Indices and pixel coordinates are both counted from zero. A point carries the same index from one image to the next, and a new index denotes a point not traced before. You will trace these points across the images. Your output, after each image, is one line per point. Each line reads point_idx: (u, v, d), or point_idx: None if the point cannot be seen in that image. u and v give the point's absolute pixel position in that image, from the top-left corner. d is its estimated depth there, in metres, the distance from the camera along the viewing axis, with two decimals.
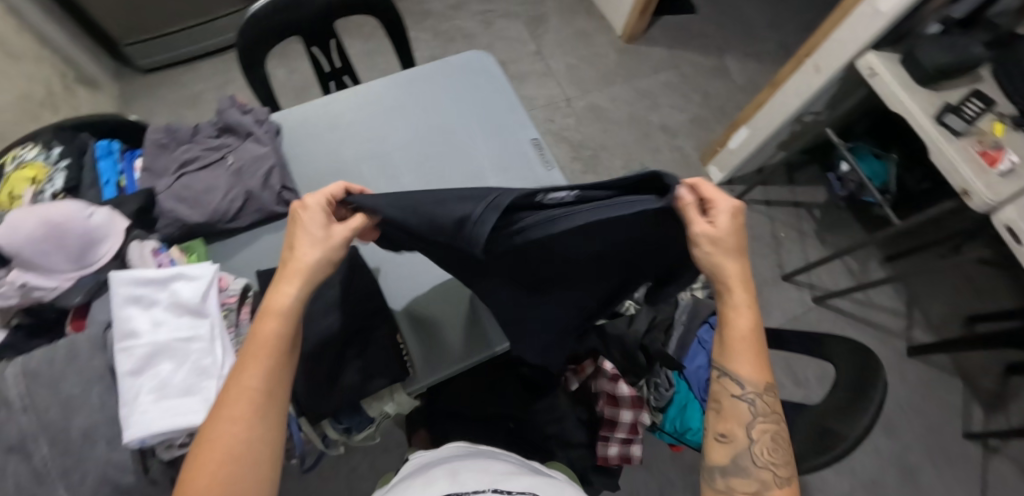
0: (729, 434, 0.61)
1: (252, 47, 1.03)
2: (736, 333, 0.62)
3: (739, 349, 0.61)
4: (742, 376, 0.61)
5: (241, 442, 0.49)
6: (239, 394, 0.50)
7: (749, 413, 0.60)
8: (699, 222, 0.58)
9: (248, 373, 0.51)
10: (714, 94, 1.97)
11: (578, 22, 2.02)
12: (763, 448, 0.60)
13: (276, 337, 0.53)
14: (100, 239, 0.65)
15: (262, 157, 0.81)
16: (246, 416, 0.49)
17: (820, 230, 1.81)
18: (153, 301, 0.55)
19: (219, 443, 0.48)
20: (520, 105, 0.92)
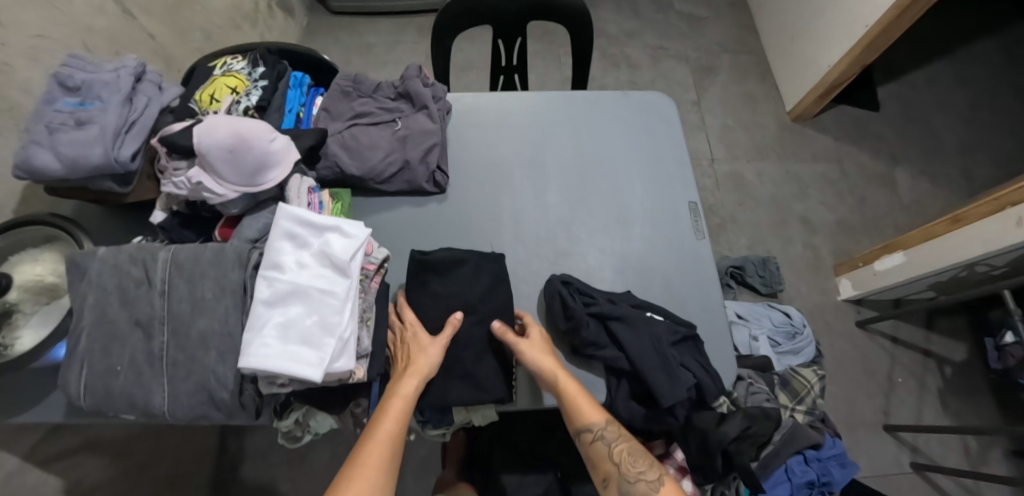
0: (606, 476, 0.70)
1: (445, 17, 1.05)
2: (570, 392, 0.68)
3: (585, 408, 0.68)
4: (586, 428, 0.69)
5: (395, 439, 0.63)
6: (397, 397, 0.65)
7: (606, 450, 0.69)
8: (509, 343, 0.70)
9: (405, 382, 0.65)
10: (872, 203, 1.79)
11: (749, 84, 1.91)
12: (630, 464, 0.69)
13: (428, 358, 0.67)
14: (273, 164, 0.67)
15: (429, 133, 0.82)
16: (383, 442, 0.62)
17: (944, 391, 1.60)
18: (306, 244, 0.57)
19: (382, 431, 0.62)
20: (688, 162, 0.88)
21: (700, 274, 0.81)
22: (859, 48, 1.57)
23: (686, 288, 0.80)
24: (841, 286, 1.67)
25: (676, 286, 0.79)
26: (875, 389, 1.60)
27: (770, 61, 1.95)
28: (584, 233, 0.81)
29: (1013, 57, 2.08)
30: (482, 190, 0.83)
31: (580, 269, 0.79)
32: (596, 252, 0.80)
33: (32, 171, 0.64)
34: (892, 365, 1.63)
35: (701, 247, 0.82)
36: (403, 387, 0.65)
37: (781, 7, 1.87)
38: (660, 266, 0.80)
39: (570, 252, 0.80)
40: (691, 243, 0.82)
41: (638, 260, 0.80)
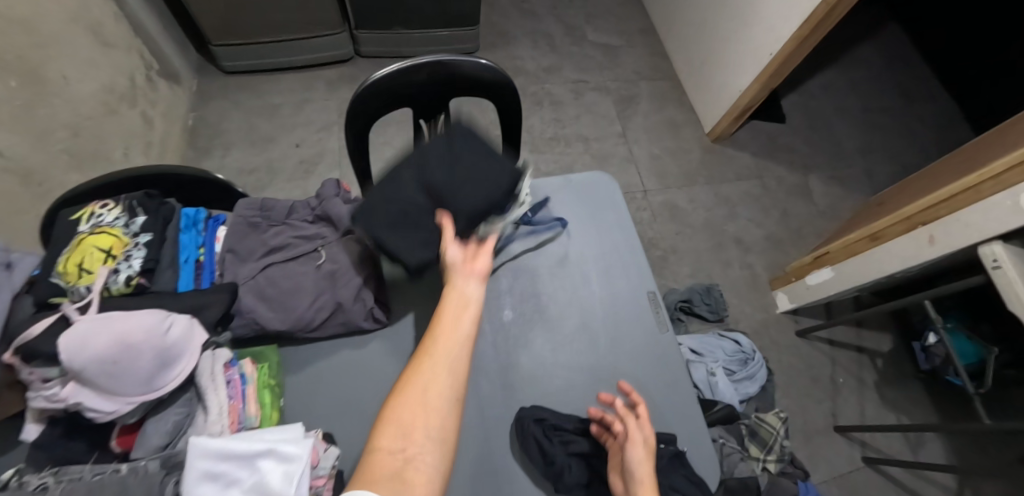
0: None
1: (367, 96, 0.92)
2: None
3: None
4: None
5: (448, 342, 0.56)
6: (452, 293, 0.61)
7: None
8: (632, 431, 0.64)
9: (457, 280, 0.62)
10: (794, 214, 1.88)
11: (668, 110, 1.94)
12: None
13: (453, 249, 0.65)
14: (175, 357, 0.56)
15: (360, 263, 0.72)
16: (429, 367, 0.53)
17: (880, 384, 1.70)
18: (234, 481, 0.46)
19: (442, 338, 0.55)
20: (641, 247, 0.84)
21: (669, 372, 0.77)
22: (768, 78, 1.63)
23: (659, 391, 0.75)
24: (778, 300, 1.73)
25: (649, 391, 0.75)
26: (822, 395, 1.67)
27: (684, 85, 1.99)
28: (547, 349, 0.75)
29: (889, 59, 2.27)
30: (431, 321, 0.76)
31: (550, 393, 0.73)
32: (563, 368, 0.74)
33: None
34: (833, 368, 1.71)
35: (667, 340, 0.79)
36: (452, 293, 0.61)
37: (689, 34, 1.92)
38: (631, 371, 0.76)
39: (535, 375, 0.73)
40: (658, 339, 0.78)
41: (606, 369, 0.75)
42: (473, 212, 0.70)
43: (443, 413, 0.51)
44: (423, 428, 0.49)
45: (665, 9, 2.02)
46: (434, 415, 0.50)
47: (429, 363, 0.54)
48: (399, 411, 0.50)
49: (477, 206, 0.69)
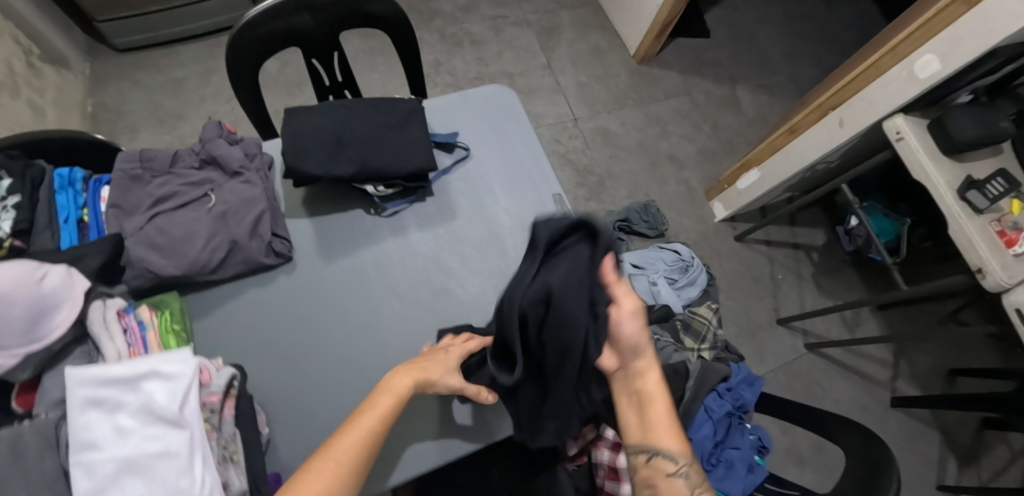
0: None
1: (245, 33, 0.90)
2: (650, 398, 0.70)
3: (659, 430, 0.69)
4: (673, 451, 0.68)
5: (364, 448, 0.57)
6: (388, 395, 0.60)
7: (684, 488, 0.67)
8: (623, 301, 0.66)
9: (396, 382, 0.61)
10: (724, 125, 1.91)
11: (592, 36, 1.92)
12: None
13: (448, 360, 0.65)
14: (54, 306, 0.55)
15: (252, 201, 0.72)
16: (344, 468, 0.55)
17: (817, 275, 1.79)
18: (119, 405, 0.46)
19: (358, 431, 0.57)
20: (542, 153, 0.85)
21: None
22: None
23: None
24: (715, 210, 1.78)
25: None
26: (764, 292, 1.75)
27: (605, 9, 1.97)
28: (457, 262, 0.76)
29: None
30: (342, 253, 0.75)
31: (462, 304, 0.74)
32: (475, 277, 0.76)
33: None
34: (772, 267, 1.79)
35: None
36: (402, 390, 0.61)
37: None
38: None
39: (447, 288, 0.75)
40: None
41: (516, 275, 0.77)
42: (376, 168, 0.73)
43: None
44: None
45: None
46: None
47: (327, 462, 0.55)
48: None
49: (381, 162, 0.73)
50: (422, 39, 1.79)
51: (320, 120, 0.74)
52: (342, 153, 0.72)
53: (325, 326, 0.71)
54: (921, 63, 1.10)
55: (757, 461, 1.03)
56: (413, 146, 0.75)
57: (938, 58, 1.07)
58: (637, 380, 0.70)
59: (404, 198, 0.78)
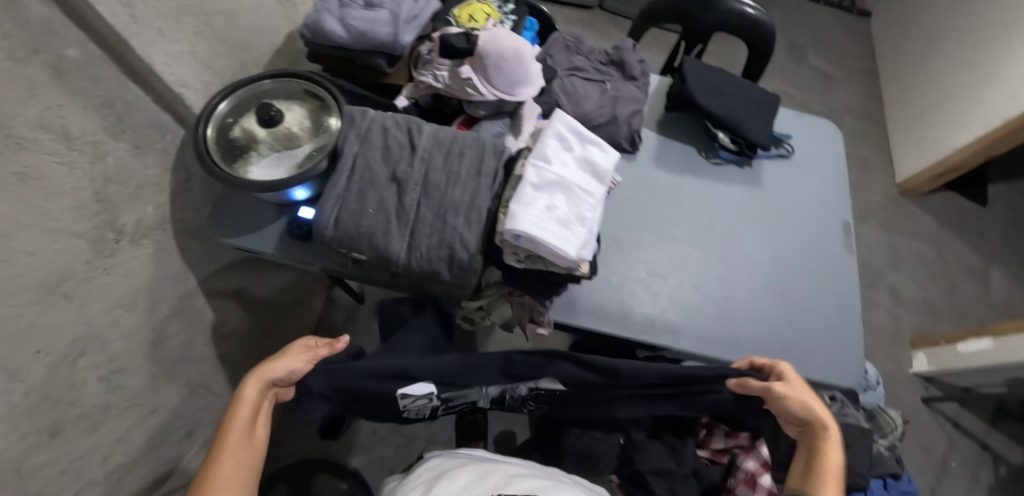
0: None
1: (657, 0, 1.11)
2: (825, 464, 0.68)
3: (828, 473, 0.67)
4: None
5: (245, 451, 0.63)
6: (240, 402, 0.67)
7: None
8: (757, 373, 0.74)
9: (247, 388, 0.67)
10: (963, 291, 1.76)
11: (863, 150, 1.95)
12: None
13: (278, 368, 0.70)
14: (526, 83, 0.77)
15: (636, 99, 0.91)
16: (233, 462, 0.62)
17: (995, 488, 1.55)
18: (571, 148, 0.66)
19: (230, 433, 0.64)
20: (847, 186, 0.98)
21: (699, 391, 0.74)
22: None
23: (831, 326, 0.86)
24: (915, 360, 1.65)
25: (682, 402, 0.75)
26: (930, 466, 1.55)
27: (890, 134, 1.99)
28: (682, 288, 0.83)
29: None
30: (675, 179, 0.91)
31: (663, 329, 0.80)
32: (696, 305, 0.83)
33: (326, 36, 0.79)
34: (948, 449, 1.57)
35: (840, 274, 0.90)
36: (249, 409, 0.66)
37: (918, 86, 1.91)
38: (807, 301, 0.87)
39: (688, 316, 0.81)
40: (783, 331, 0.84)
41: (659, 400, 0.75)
42: (735, 123, 0.90)
43: None
44: None
45: (899, 59, 2.03)
46: (246, 484, 0.62)
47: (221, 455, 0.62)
48: (222, 475, 0.60)
49: (742, 122, 0.90)
50: None
51: (707, 71, 0.92)
52: (716, 97, 0.90)
53: (637, 219, 0.87)
54: None
55: None
56: (761, 122, 0.91)
57: None
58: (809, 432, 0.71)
59: (734, 154, 0.94)
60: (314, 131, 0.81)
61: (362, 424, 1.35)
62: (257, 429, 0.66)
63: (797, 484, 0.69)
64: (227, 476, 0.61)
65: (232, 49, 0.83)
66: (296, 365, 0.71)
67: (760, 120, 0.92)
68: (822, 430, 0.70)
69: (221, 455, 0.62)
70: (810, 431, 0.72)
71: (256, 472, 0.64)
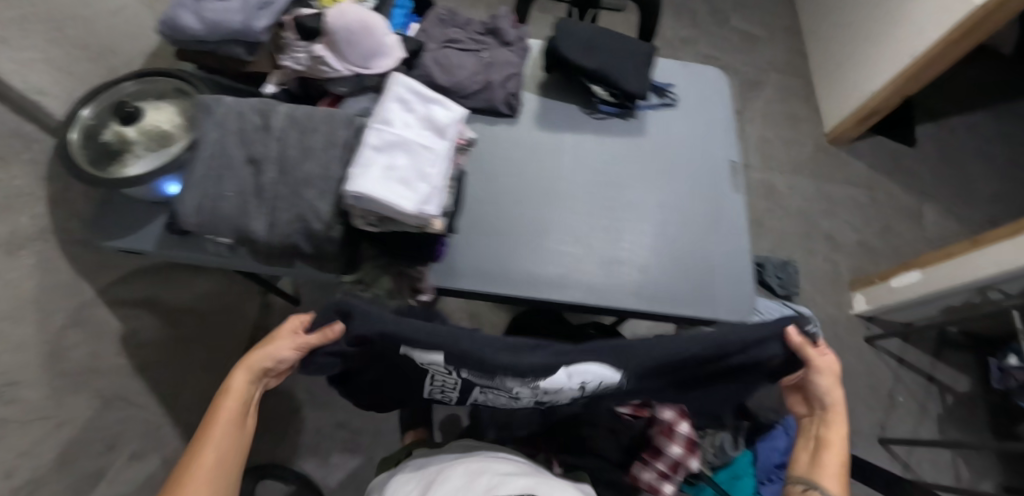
0: None
1: None
2: (829, 453, 0.71)
3: (828, 469, 0.69)
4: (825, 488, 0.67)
5: (225, 437, 0.62)
6: (228, 393, 0.65)
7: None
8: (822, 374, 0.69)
9: (236, 378, 0.66)
10: (898, 231, 1.79)
11: (792, 104, 1.99)
12: None
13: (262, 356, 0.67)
14: (382, 55, 0.78)
15: (511, 64, 0.92)
16: (208, 461, 0.60)
17: (943, 418, 1.58)
18: (412, 108, 0.67)
19: (216, 420, 0.63)
20: (734, 127, 0.99)
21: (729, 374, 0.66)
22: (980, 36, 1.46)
23: (724, 261, 0.88)
24: (855, 301, 1.68)
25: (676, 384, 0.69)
26: (877, 403, 1.58)
27: (816, 85, 2.02)
28: (566, 240, 0.84)
29: None
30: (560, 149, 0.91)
31: (546, 281, 0.80)
32: (582, 255, 0.83)
33: (181, 31, 0.79)
34: (894, 384, 1.61)
35: (727, 212, 0.92)
36: (229, 401, 0.64)
37: (836, 37, 1.95)
38: (697, 241, 0.88)
39: (574, 267, 0.82)
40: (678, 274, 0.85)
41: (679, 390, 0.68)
42: (610, 76, 0.91)
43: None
44: None
45: (818, 12, 2.07)
46: (227, 477, 0.61)
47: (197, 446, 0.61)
48: (203, 468, 0.59)
49: (617, 74, 0.91)
50: None
51: (579, 29, 0.93)
52: (588, 53, 0.91)
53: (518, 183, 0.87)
54: None
55: None
56: (635, 73, 0.92)
57: None
58: (819, 427, 0.73)
59: (615, 107, 0.96)
60: (186, 126, 0.81)
61: (306, 424, 1.34)
62: (243, 424, 0.65)
63: (807, 474, 0.69)
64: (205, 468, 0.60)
65: (94, 54, 0.84)
66: (281, 352, 0.66)
67: (637, 72, 0.93)
68: (829, 416, 0.72)
69: (205, 447, 0.60)
70: (822, 415, 0.73)
71: (236, 471, 0.63)
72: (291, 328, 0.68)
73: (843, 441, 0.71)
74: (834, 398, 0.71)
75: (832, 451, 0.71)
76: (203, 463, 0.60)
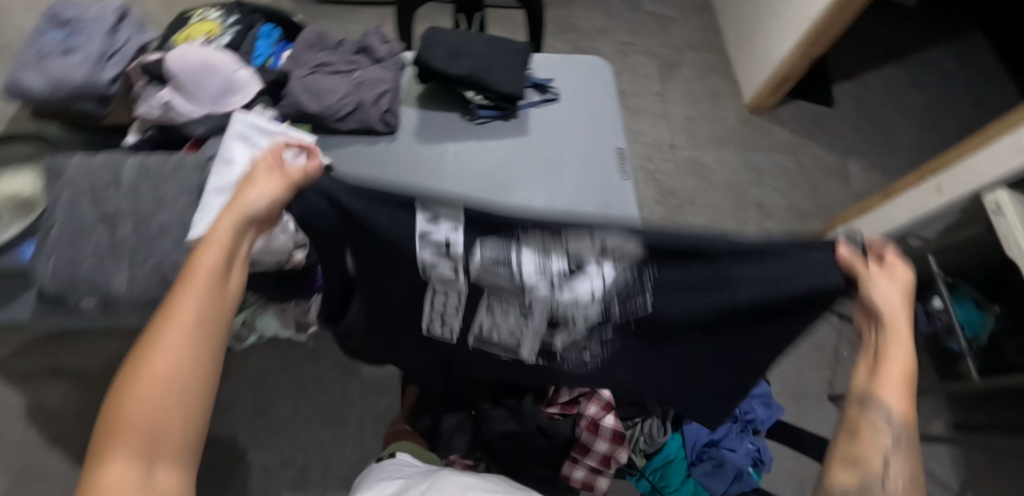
0: (861, 457, 0.51)
1: None
2: (893, 365, 0.51)
3: (890, 379, 0.51)
4: (891, 411, 0.50)
5: (209, 298, 0.47)
6: (209, 244, 0.48)
7: (888, 442, 0.50)
8: (871, 273, 0.48)
9: (219, 223, 0.48)
10: (825, 191, 1.83)
11: (711, 80, 2.02)
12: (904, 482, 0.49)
13: (232, 219, 0.49)
14: (235, 89, 0.77)
15: (383, 81, 0.92)
16: (185, 343, 0.44)
17: None
18: (255, 145, 0.66)
19: (194, 275, 0.46)
20: (620, 115, 1.00)
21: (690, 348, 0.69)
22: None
23: None
24: None
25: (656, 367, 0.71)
26: (823, 362, 1.60)
27: (733, 59, 2.05)
28: None
29: (963, 65, 2.10)
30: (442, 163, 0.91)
31: None
32: None
33: (22, 91, 0.75)
34: (838, 340, 1.63)
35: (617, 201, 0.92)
36: (208, 257, 0.47)
37: (744, 10, 1.98)
38: None
39: None
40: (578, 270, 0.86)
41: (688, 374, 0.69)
42: (481, 81, 0.91)
43: (182, 393, 0.44)
44: (157, 390, 0.43)
45: None
46: (199, 381, 0.45)
47: (164, 319, 0.45)
48: (168, 365, 0.43)
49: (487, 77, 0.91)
50: (554, 45, 2.01)
51: (444, 38, 0.93)
52: (456, 60, 0.92)
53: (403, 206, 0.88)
54: None
55: (750, 472, 1.01)
56: (507, 75, 0.92)
57: None
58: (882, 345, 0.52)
59: (494, 111, 0.95)
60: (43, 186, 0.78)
61: (251, 468, 1.32)
62: (224, 283, 0.48)
63: (864, 391, 0.52)
64: (167, 355, 0.43)
65: None
66: (264, 191, 0.50)
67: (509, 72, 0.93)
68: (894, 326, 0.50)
69: (181, 302, 0.45)
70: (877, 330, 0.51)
71: (216, 342, 0.47)
72: (275, 153, 0.52)
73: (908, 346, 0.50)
74: (901, 298, 0.50)
75: (892, 365, 0.51)
76: (178, 343, 0.44)
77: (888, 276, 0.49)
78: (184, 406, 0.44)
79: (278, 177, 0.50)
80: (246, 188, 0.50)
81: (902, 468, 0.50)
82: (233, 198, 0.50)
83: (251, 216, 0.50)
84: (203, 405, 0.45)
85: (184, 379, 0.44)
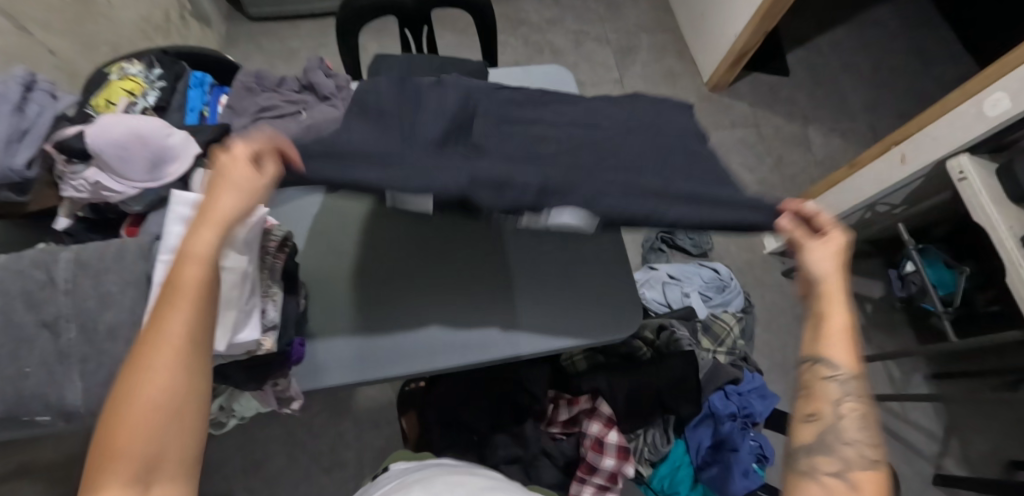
0: (817, 413, 0.56)
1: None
2: (834, 324, 0.56)
3: (833, 340, 0.55)
4: (835, 360, 0.55)
5: (197, 317, 0.46)
6: (191, 259, 0.47)
7: (839, 397, 0.54)
8: (807, 237, 0.59)
9: (200, 238, 0.48)
10: (789, 162, 1.85)
11: (667, 61, 1.99)
12: (854, 427, 0.54)
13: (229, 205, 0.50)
14: (171, 158, 0.71)
15: (334, 118, 0.84)
16: (176, 361, 0.44)
17: (866, 326, 1.64)
18: None
19: (183, 291, 0.46)
20: None
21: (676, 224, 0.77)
22: None
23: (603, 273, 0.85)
24: (765, 241, 1.73)
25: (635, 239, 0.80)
26: (806, 332, 1.63)
27: (686, 37, 2.03)
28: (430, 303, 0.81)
29: (905, 20, 2.13)
30: (400, 214, 0.88)
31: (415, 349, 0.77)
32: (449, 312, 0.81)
33: None
34: None
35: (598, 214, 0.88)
36: (192, 272, 0.47)
37: None
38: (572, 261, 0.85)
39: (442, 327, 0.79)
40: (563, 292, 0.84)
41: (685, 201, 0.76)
42: None
43: (167, 415, 0.43)
44: (150, 416, 0.42)
45: None
46: (190, 389, 0.44)
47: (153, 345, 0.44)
48: (156, 387, 0.42)
49: None
50: (507, 41, 1.94)
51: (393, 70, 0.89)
52: None
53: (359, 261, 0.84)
54: (992, 101, 1.03)
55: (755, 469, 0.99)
56: None
57: (1010, 96, 0.99)
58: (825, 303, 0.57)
59: None
60: None
61: None
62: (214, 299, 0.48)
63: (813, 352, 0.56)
64: (158, 378, 0.43)
65: None
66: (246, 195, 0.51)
67: None
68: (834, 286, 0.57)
69: (168, 324, 0.44)
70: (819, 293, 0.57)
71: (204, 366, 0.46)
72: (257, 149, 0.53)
73: (845, 292, 0.56)
74: (834, 264, 0.58)
75: (832, 328, 0.56)
76: (170, 366, 0.43)
77: (822, 244, 0.59)
78: (186, 434, 0.44)
79: (238, 168, 0.51)
80: (221, 197, 0.50)
81: (851, 422, 0.55)
82: (216, 195, 0.50)
83: (235, 219, 0.50)
84: (198, 419, 0.45)
85: (179, 402, 0.43)
